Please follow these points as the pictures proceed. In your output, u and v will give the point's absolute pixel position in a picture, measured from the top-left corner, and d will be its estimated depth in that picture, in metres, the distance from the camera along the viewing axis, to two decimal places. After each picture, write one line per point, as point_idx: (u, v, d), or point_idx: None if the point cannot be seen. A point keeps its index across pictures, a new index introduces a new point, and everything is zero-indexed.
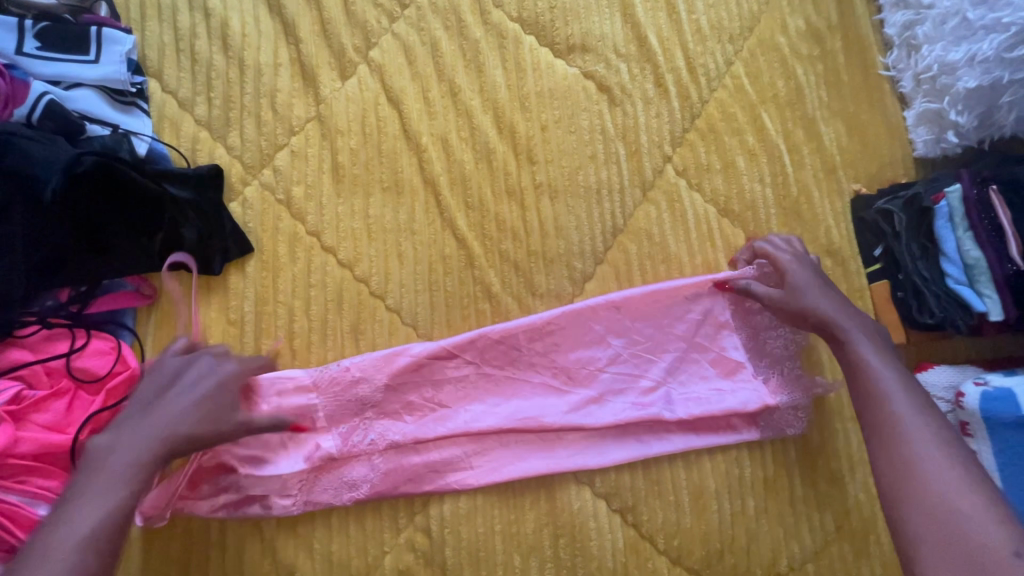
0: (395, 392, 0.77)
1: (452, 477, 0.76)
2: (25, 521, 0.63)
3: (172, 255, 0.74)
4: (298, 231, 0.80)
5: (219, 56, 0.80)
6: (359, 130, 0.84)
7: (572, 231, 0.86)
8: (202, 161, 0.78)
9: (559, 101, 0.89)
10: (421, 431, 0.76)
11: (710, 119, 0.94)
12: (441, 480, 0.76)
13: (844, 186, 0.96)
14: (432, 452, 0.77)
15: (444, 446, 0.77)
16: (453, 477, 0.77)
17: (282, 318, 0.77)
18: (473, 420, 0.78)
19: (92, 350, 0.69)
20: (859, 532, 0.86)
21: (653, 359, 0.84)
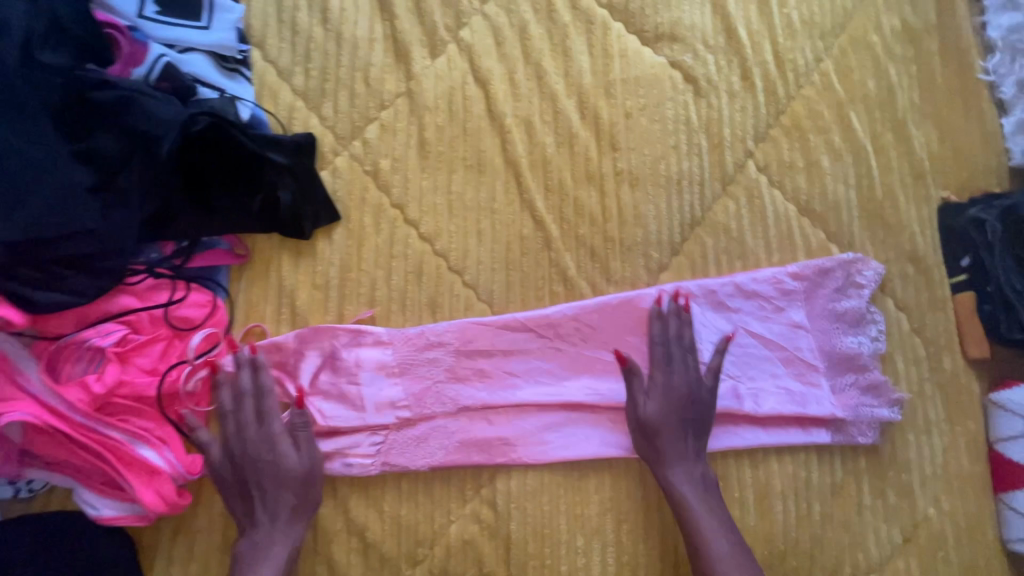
0: (468, 355, 0.79)
1: (522, 452, 0.77)
2: (127, 457, 0.67)
3: (269, 217, 0.76)
4: (383, 203, 0.82)
5: (318, 29, 0.83)
6: (446, 107, 0.85)
7: (650, 219, 0.86)
8: (297, 130, 0.81)
9: (645, 90, 0.88)
10: (492, 397, 0.78)
11: (796, 115, 0.92)
12: (512, 454, 0.77)
13: (932, 192, 0.93)
14: (501, 421, 0.78)
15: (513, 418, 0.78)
16: (523, 452, 0.77)
17: (365, 286, 0.79)
18: (542, 390, 0.79)
19: (190, 302, 0.72)
20: (927, 546, 0.84)
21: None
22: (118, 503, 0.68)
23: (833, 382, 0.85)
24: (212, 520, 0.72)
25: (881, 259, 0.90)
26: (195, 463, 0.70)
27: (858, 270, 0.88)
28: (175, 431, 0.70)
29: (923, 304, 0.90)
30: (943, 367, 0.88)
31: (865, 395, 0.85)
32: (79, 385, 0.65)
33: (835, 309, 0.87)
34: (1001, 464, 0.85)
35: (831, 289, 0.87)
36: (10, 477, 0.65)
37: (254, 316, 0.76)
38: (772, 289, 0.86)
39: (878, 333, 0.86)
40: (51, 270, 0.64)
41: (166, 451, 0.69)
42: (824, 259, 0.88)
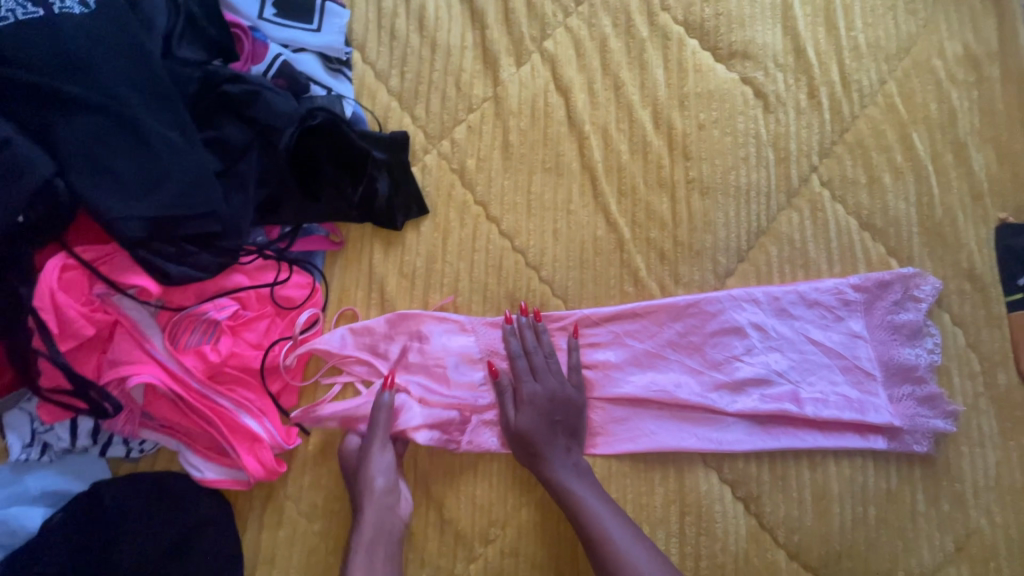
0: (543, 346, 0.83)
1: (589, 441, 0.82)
2: (233, 426, 0.72)
3: (367, 208, 0.81)
4: (467, 200, 0.86)
5: (414, 35, 0.88)
6: (529, 113, 0.90)
7: (719, 226, 0.90)
8: (392, 128, 0.86)
9: (717, 103, 0.93)
10: None
11: (860, 134, 0.96)
12: None
13: (991, 213, 0.96)
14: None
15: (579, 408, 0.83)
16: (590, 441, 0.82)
17: (449, 277, 0.84)
18: (611, 384, 0.83)
19: (293, 283, 0.77)
20: (980, 556, 0.86)
21: (785, 355, 0.86)
22: (219, 466, 0.72)
23: (890, 391, 0.87)
24: (300, 489, 0.76)
25: (939, 274, 0.93)
26: (290, 433, 0.75)
27: (917, 285, 0.90)
28: (273, 404, 0.75)
29: (980, 321, 0.92)
30: (998, 383, 0.91)
31: (921, 406, 0.87)
32: (196, 353, 0.70)
33: (895, 321, 0.89)
34: None
35: (891, 302, 0.89)
36: (127, 436, 0.70)
37: (346, 299, 0.81)
38: (833, 299, 0.89)
39: (934, 344, 0.88)
40: (182, 247, 0.69)
41: (265, 422, 0.73)
42: (884, 273, 0.90)
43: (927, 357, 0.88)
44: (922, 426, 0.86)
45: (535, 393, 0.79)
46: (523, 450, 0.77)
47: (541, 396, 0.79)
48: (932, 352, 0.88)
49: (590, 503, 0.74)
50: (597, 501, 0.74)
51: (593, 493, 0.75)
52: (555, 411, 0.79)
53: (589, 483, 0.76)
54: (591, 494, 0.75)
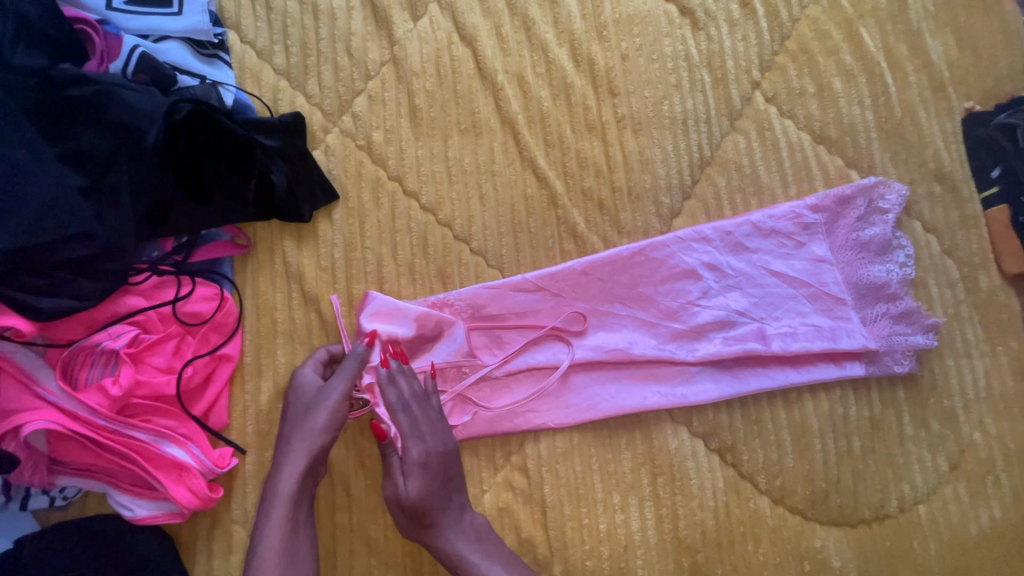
0: (487, 323, 0.78)
1: (546, 416, 0.76)
2: (154, 458, 0.67)
3: (265, 202, 0.74)
4: (381, 176, 0.79)
5: (293, 3, 0.79)
6: (434, 71, 0.81)
7: (657, 164, 0.82)
8: (284, 110, 0.78)
9: (639, 28, 0.84)
10: (511, 363, 0.77)
11: (802, 38, 0.87)
12: (537, 419, 0.76)
13: (955, 103, 0.87)
14: (527, 381, 0.77)
15: (534, 387, 0.77)
16: (547, 416, 0.76)
17: (371, 264, 0.77)
18: (557, 354, 0.77)
19: (197, 296, 0.71)
20: (977, 472, 0.81)
21: (745, 292, 0.80)
22: (149, 502, 0.68)
23: (863, 313, 0.80)
24: (247, 511, 0.72)
25: (905, 180, 0.86)
26: (222, 456, 0.70)
27: (881, 195, 0.82)
28: (199, 427, 0.70)
29: (954, 224, 0.85)
30: (980, 287, 0.84)
31: (897, 324, 0.80)
32: (97, 389, 0.65)
33: (861, 239, 0.81)
34: None
35: (854, 219, 0.82)
36: (42, 486, 0.67)
37: (263, 306, 0.75)
38: (791, 224, 0.82)
39: (907, 259, 0.81)
40: (54, 277, 0.64)
41: (192, 448, 0.68)
42: (843, 188, 0.83)
43: (902, 271, 0.80)
44: (898, 346, 0.79)
45: (426, 452, 0.71)
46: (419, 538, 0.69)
47: (433, 454, 0.71)
48: (904, 267, 0.81)
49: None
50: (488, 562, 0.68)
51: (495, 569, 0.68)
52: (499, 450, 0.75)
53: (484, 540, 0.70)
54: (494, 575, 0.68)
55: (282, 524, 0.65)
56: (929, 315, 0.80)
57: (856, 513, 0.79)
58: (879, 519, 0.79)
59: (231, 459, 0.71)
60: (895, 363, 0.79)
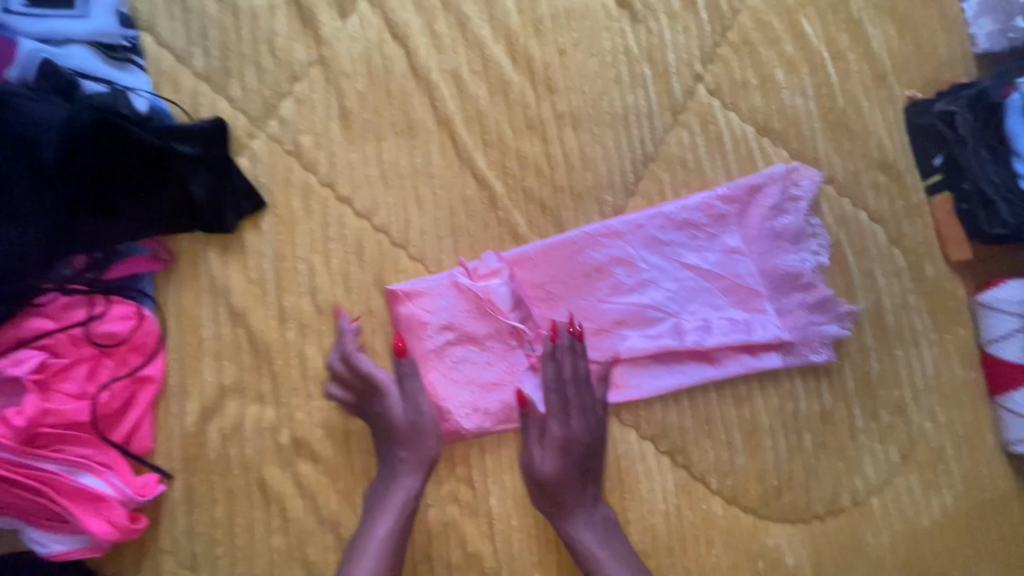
0: (416, 321, 0.73)
1: (462, 421, 0.72)
2: (67, 489, 0.63)
3: (183, 214, 0.71)
4: (311, 183, 0.76)
5: (210, 2, 0.75)
6: (364, 70, 0.78)
7: (599, 161, 0.80)
8: (205, 116, 0.74)
9: (577, 22, 0.82)
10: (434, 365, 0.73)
11: (744, 30, 0.86)
12: (452, 425, 0.72)
13: (897, 92, 0.87)
14: (465, 368, 0.74)
15: (467, 378, 0.73)
16: (464, 421, 0.73)
17: (303, 274, 0.74)
18: (467, 360, 0.74)
19: (113, 316, 0.67)
20: (927, 462, 0.81)
21: (659, 287, 0.77)
22: (68, 537, 0.64)
23: (778, 304, 0.78)
24: (176, 539, 0.69)
25: (849, 170, 0.85)
26: (145, 484, 0.67)
27: (795, 182, 0.81)
28: (121, 455, 0.67)
29: (899, 214, 0.85)
30: (926, 276, 0.84)
31: (812, 313, 0.78)
32: (1, 420, 0.61)
33: (774, 227, 0.79)
34: (995, 368, 0.81)
35: (766, 208, 0.79)
36: None
37: (188, 322, 0.71)
38: (703, 216, 0.79)
39: (819, 247, 0.80)
40: None
41: (111, 476, 0.65)
42: (754, 176, 0.80)
43: (812, 261, 0.79)
44: (810, 335, 0.78)
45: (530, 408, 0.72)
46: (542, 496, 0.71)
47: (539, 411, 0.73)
48: (819, 255, 0.79)
49: (597, 553, 0.70)
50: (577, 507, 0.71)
51: (597, 523, 0.71)
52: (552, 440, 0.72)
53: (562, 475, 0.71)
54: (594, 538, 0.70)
55: (383, 532, 0.66)
56: (844, 302, 0.79)
57: (809, 509, 0.78)
58: (832, 514, 0.78)
59: (157, 486, 0.68)
60: (815, 352, 0.78)
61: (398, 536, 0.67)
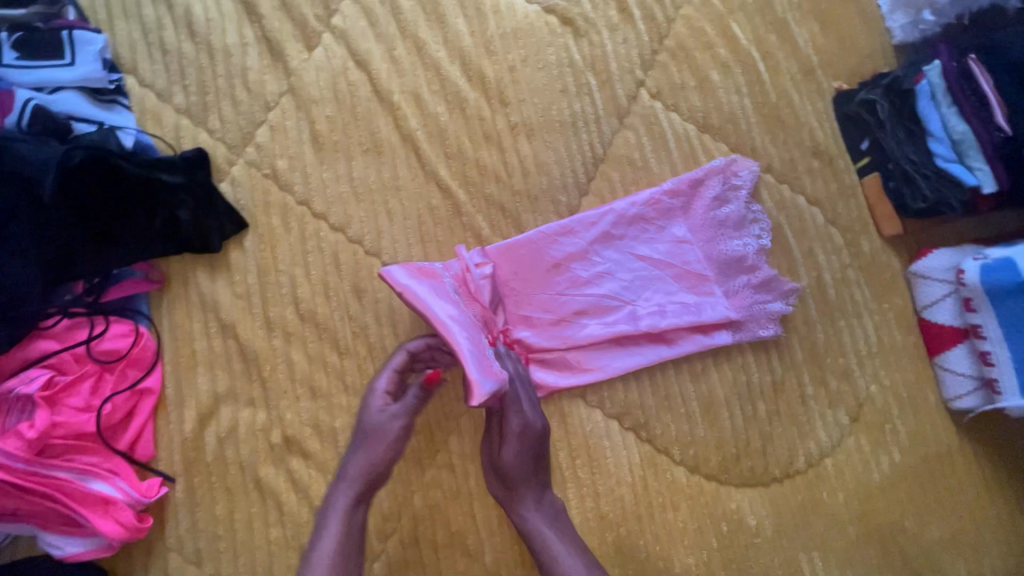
0: None
1: None
2: (79, 493, 0.69)
3: (171, 238, 0.77)
4: (289, 202, 0.82)
5: (187, 43, 0.83)
6: (332, 96, 0.85)
7: (552, 166, 0.87)
8: (187, 147, 0.81)
9: (524, 40, 0.89)
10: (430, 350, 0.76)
11: (679, 37, 0.93)
12: None
13: (825, 85, 0.94)
14: None
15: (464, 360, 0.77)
16: None
17: (286, 286, 0.81)
18: None
19: (112, 334, 0.74)
20: (875, 422, 0.87)
21: (615, 277, 0.84)
22: (80, 539, 0.70)
23: (726, 286, 0.84)
24: (181, 537, 0.74)
25: (785, 159, 0.92)
26: (150, 487, 0.73)
27: (735, 173, 0.88)
28: (125, 461, 0.73)
29: (834, 195, 0.92)
30: (862, 251, 0.91)
31: (758, 293, 0.84)
32: (14, 434, 0.67)
33: (718, 216, 0.86)
34: (930, 331, 0.88)
35: (709, 199, 0.86)
36: None
37: (181, 336, 0.78)
38: (651, 210, 0.86)
39: (763, 231, 0.86)
40: None
41: (118, 482, 0.71)
42: (696, 171, 0.87)
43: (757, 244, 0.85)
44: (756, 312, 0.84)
45: (525, 421, 0.75)
46: (497, 480, 0.75)
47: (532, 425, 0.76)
48: (762, 239, 0.86)
49: (554, 540, 0.73)
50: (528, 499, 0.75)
51: (552, 514, 0.75)
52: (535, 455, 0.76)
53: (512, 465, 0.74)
54: (546, 522, 0.74)
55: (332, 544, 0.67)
56: (787, 281, 0.85)
57: (767, 472, 0.84)
58: (789, 476, 0.84)
59: (160, 488, 0.74)
60: (762, 327, 0.84)
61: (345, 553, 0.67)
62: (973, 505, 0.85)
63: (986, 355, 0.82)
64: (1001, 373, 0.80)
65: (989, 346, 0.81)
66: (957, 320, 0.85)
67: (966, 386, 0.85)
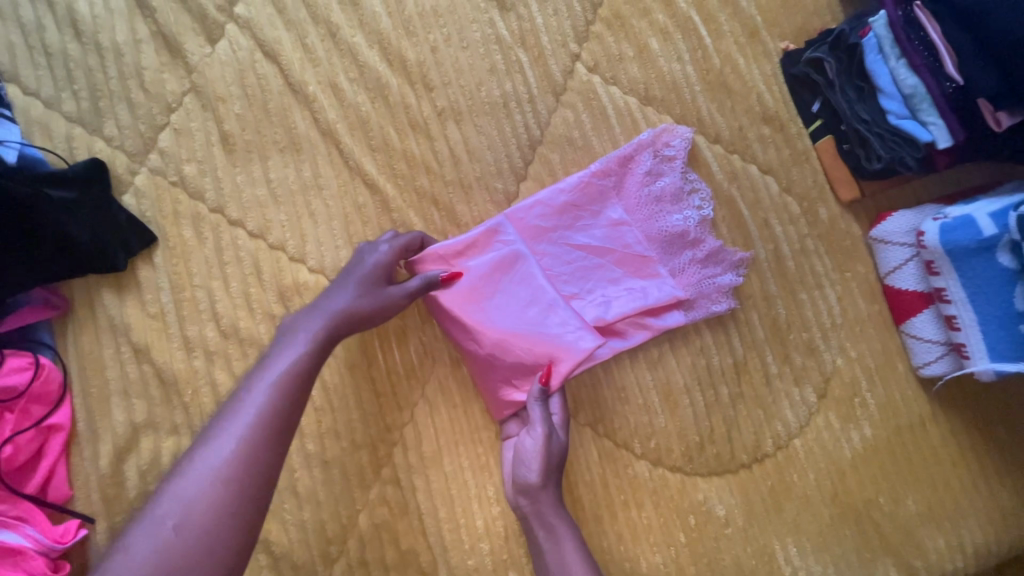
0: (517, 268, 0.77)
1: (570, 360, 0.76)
2: None
3: (68, 259, 0.71)
4: (200, 210, 0.76)
5: (73, 45, 0.76)
6: (239, 93, 0.78)
7: (486, 152, 0.82)
8: (82, 158, 0.75)
9: (446, 19, 0.83)
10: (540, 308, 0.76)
11: (614, 4, 0.87)
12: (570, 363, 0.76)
13: (771, 46, 0.89)
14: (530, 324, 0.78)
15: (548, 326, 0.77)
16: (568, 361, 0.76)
17: (203, 302, 0.74)
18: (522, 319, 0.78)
19: (8, 369, 0.67)
20: (844, 398, 0.83)
21: (553, 273, 0.78)
22: None
23: (671, 265, 0.80)
24: None
25: (735, 126, 0.87)
26: (65, 531, 0.68)
27: (666, 142, 0.82)
28: (36, 506, 0.68)
29: (787, 162, 0.87)
30: (820, 219, 0.86)
31: (705, 268, 0.80)
32: None
33: (653, 192, 0.81)
34: (895, 298, 0.84)
35: (641, 174, 0.81)
36: None
37: (90, 363, 0.72)
38: (582, 196, 0.80)
39: (703, 202, 0.81)
40: None
41: (27, 529, 0.66)
42: (623, 147, 0.82)
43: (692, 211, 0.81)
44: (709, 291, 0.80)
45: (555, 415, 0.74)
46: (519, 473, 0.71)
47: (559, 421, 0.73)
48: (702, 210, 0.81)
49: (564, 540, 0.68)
50: (555, 507, 0.70)
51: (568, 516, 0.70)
52: (561, 454, 0.72)
53: (546, 464, 0.70)
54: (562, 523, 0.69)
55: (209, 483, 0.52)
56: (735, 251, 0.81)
57: (734, 459, 0.80)
58: (757, 461, 0.80)
59: (78, 531, 0.68)
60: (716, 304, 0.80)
61: (227, 500, 0.52)
62: (949, 476, 0.82)
63: (952, 320, 0.78)
64: (969, 338, 0.76)
65: (955, 309, 0.77)
66: (921, 285, 0.81)
67: (934, 353, 0.81)
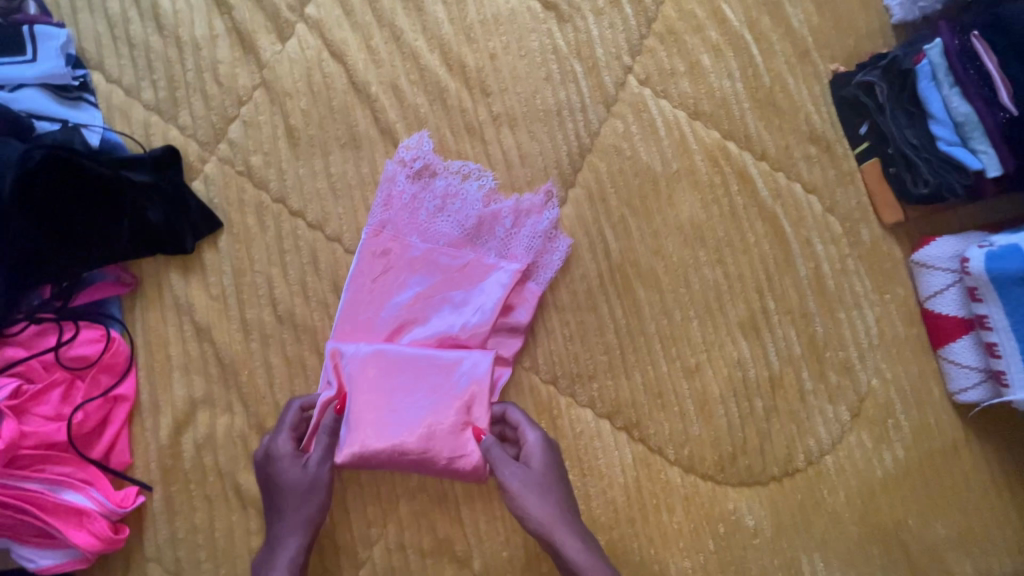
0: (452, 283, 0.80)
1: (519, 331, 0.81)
2: (51, 506, 0.68)
3: (141, 239, 0.75)
4: (264, 200, 0.80)
5: (154, 37, 0.80)
6: (306, 89, 0.82)
7: (536, 157, 0.84)
8: (157, 145, 0.79)
9: (505, 27, 0.86)
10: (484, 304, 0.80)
11: (668, 20, 0.89)
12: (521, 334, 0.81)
13: (821, 67, 0.90)
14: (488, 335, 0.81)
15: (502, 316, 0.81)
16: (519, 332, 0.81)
17: (262, 287, 0.78)
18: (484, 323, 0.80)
19: (82, 340, 0.72)
20: (877, 418, 0.84)
21: (469, 258, 0.80)
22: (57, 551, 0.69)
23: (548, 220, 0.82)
24: (159, 547, 0.73)
25: (781, 144, 0.88)
26: (125, 497, 0.71)
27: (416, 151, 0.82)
28: (100, 471, 0.72)
29: (833, 182, 0.88)
30: (863, 240, 0.87)
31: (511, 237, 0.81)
32: None
33: (432, 196, 0.80)
34: (934, 323, 0.84)
35: (413, 184, 0.80)
36: None
37: (155, 339, 0.76)
38: (399, 208, 0.80)
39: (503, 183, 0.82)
40: None
41: (92, 492, 0.70)
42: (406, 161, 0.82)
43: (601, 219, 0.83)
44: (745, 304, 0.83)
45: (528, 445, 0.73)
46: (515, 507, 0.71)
47: (533, 449, 0.73)
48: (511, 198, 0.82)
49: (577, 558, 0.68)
50: (575, 541, 0.69)
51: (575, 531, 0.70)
52: (544, 478, 0.72)
53: (547, 494, 0.71)
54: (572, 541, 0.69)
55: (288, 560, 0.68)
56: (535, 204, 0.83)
57: (765, 471, 0.81)
58: (788, 475, 0.82)
59: (137, 497, 0.72)
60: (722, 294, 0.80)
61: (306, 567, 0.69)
62: (980, 502, 0.82)
63: (993, 347, 0.78)
64: (1010, 367, 0.77)
65: (996, 337, 0.77)
66: (963, 310, 0.82)
67: (972, 379, 0.81)
